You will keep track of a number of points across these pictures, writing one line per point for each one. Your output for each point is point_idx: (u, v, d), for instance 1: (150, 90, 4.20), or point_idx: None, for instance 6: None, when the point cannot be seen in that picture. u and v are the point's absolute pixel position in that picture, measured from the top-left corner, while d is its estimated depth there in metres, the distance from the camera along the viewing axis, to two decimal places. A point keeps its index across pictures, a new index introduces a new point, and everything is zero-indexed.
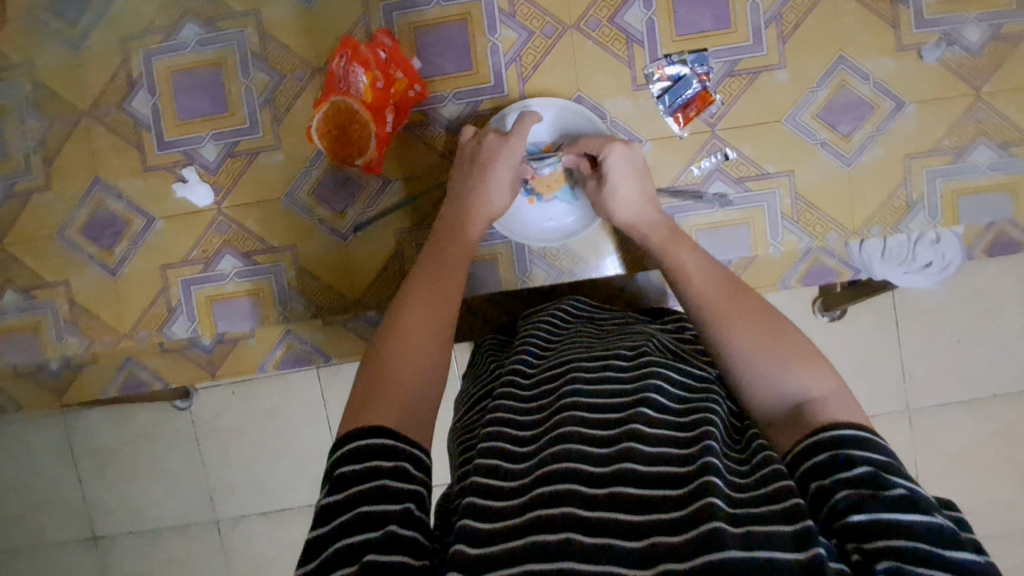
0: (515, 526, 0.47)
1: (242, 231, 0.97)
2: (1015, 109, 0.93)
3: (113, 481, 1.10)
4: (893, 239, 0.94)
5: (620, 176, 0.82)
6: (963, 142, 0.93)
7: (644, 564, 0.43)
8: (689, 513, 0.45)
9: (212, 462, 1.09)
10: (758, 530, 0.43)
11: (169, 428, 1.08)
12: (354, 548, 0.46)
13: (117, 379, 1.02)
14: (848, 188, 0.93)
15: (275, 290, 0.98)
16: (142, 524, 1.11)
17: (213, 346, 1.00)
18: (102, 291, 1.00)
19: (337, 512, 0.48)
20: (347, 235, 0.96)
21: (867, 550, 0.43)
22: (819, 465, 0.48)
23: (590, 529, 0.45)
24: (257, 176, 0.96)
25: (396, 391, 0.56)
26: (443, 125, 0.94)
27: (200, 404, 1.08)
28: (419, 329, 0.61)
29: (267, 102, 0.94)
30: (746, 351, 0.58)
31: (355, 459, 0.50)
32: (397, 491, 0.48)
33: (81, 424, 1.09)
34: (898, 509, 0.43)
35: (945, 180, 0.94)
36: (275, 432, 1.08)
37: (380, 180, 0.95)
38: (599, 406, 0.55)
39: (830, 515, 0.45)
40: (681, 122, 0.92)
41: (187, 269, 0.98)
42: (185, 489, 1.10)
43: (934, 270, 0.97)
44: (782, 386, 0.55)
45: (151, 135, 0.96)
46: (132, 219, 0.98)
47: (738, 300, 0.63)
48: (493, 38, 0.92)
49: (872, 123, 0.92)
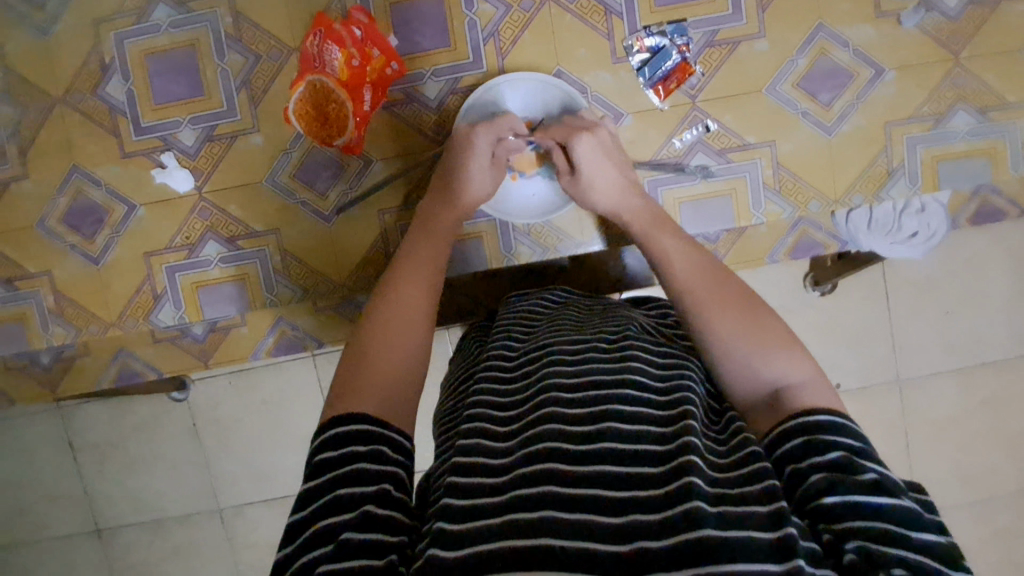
0: (499, 504, 0.47)
1: (224, 216, 0.96)
2: (993, 74, 0.93)
3: (108, 470, 1.11)
4: (878, 210, 0.95)
5: (592, 164, 0.82)
6: (943, 107, 0.93)
7: (619, 540, 0.43)
8: (667, 494, 0.45)
9: (207, 449, 1.09)
10: (733, 510, 0.44)
11: (162, 417, 1.09)
12: (331, 529, 0.46)
13: (110, 369, 1.04)
14: (830, 157, 0.93)
15: (260, 275, 0.98)
16: (139, 512, 1.12)
17: (204, 334, 1.03)
18: (86, 280, 1.00)
19: (317, 496, 0.48)
20: (330, 217, 0.96)
21: (837, 530, 0.43)
22: (793, 449, 0.48)
23: (568, 507, 0.45)
24: (236, 159, 0.95)
25: (379, 379, 0.56)
26: (422, 103, 0.93)
27: (196, 394, 1.07)
28: (414, 299, 0.64)
29: (243, 84, 0.94)
30: (722, 332, 0.59)
31: (334, 444, 0.50)
32: (375, 474, 0.49)
33: (72, 415, 1.10)
34: (869, 492, 0.44)
35: (925, 147, 0.93)
36: (275, 420, 1.08)
37: (361, 160, 0.94)
38: (577, 383, 0.56)
39: (803, 498, 0.46)
40: (661, 94, 0.91)
41: (170, 256, 0.98)
42: (181, 477, 1.10)
43: (919, 240, 0.98)
44: (758, 372, 0.56)
45: (128, 121, 0.95)
46: (113, 206, 0.97)
47: (717, 284, 0.63)
48: (471, 13, 0.91)
49: (853, 90, 0.92)
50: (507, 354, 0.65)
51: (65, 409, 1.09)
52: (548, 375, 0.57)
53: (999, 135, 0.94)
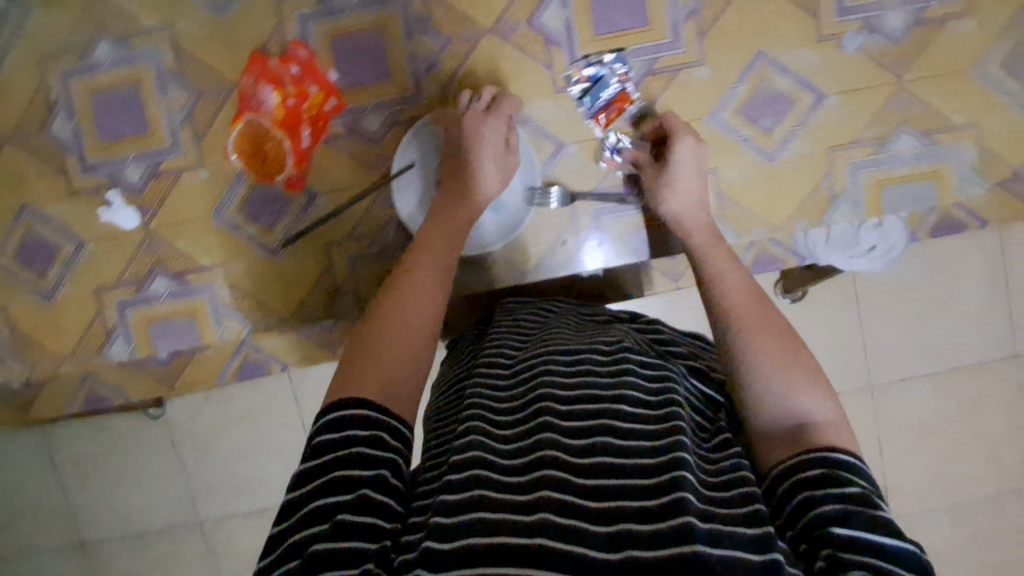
0: (502, 504, 0.50)
1: (171, 251, 0.97)
2: (937, 96, 0.93)
3: (94, 485, 1.14)
4: (837, 227, 0.95)
5: (686, 168, 0.81)
6: (886, 132, 0.93)
7: (609, 547, 0.46)
8: (658, 508, 0.48)
9: (192, 463, 1.14)
10: (724, 529, 0.47)
11: (141, 435, 1.13)
12: (326, 508, 0.50)
13: (81, 392, 1.03)
14: (771, 184, 0.93)
15: (209, 308, 0.98)
16: (124, 526, 1.15)
17: (168, 358, 1.01)
18: (40, 315, 1.00)
19: (314, 476, 0.52)
20: (277, 250, 0.96)
21: (834, 558, 0.47)
22: (816, 478, 0.51)
23: (558, 509, 0.48)
24: (182, 195, 0.95)
25: (386, 367, 0.60)
26: (364, 135, 0.93)
27: (176, 410, 1.12)
28: (418, 307, 0.66)
29: (186, 120, 0.94)
30: (763, 361, 0.61)
31: (334, 429, 0.54)
32: (370, 459, 0.53)
33: (57, 434, 1.12)
34: (877, 530, 0.47)
35: (868, 171, 0.93)
36: (256, 433, 1.13)
37: (306, 195, 0.95)
38: (572, 394, 0.58)
39: (811, 524, 0.49)
40: (602, 123, 0.91)
41: (120, 292, 0.98)
42: (165, 491, 1.14)
43: (877, 254, 0.98)
44: (795, 406, 0.58)
45: (74, 158, 0.96)
46: (63, 242, 0.98)
47: (770, 316, 0.65)
48: (411, 45, 0.91)
49: (793, 117, 0.92)
50: (504, 364, 0.68)
51: (40, 432, 1.12)
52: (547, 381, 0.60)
53: (942, 158, 0.94)
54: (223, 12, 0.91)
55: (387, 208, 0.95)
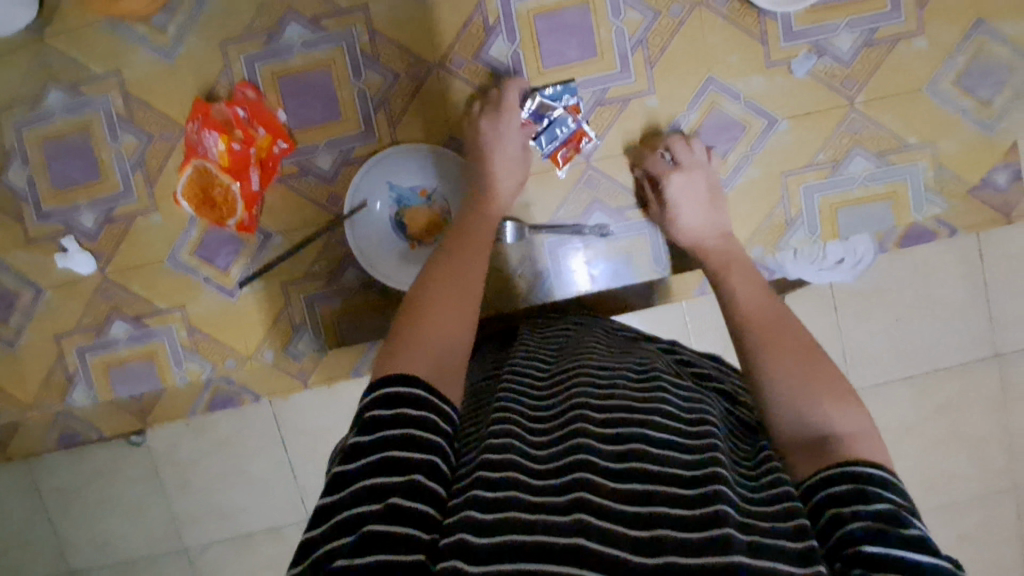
0: (538, 502, 0.44)
1: (129, 295, 0.96)
2: (890, 116, 0.92)
3: (77, 517, 1.07)
4: (804, 246, 0.94)
5: (685, 201, 0.85)
6: (838, 154, 0.92)
7: (647, 553, 0.41)
8: (695, 517, 0.43)
9: (171, 492, 1.06)
10: (766, 541, 0.43)
11: (118, 467, 1.06)
12: (374, 488, 0.45)
13: (52, 433, 1.04)
14: (725, 210, 0.92)
15: (168, 350, 0.98)
16: (107, 560, 1.09)
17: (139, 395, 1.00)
18: (2, 364, 1.00)
19: (365, 452, 0.46)
20: (233, 291, 0.96)
21: None
22: (840, 494, 0.46)
23: (602, 513, 0.43)
24: (137, 239, 0.95)
25: (432, 347, 0.55)
26: (316, 175, 0.93)
27: (154, 439, 1.04)
28: (466, 300, 0.61)
29: (138, 164, 0.94)
30: (786, 379, 0.57)
31: (392, 402, 0.49)
32: (422, 443, 0.47)
33: (36, 467, 1.06)
34: (915, 549, 0.41)
35: (822, 194, 0.93)
36: (233, 461, 1.04)
37: (260, 236, 0.94)
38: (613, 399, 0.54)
39: (840, 541, 0.43)
40: (560, 162, 0.91)
41: (79, 337, 0.98)
42: (146, 523, 1.07)
43: (847, 266, 0.97)
44: (822, 414, 0.54)
45: (29, 207, 0.96)
46: (22, 290, 0.98)
47: (793, 327, 0.63)
48: (358, 84, 0.91)
49: (745, 143, 0.91)
50: (535, 375, 0.63)
51: (18, 465, 1.07)
52: (583, 391, 0.56)
53: (897, 178, 0.93)
54: (170, 57, 0.91)
55: (343, 244, 0.95)
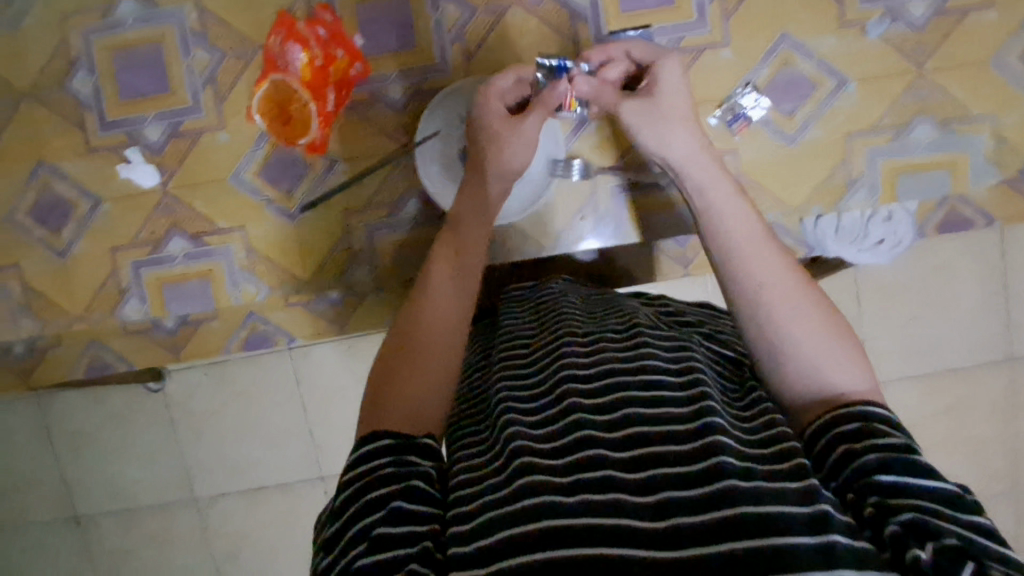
0: (533, 487, 0.46)
1: (189, 212, 0.97)
2: (956, 86, 0.94)
3: (89, 461, 1.11)
4: (848, 218, 0.96)
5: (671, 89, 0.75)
6: (902, 120, 0.94)
7: (653, 517, 0.43)
8: (696, 473, 0.44)
9: (184, 441, 1.11)
10: (767, 487, 0.43)
11: (137, 409, 1.10)
12: (363, 528, 0.47)
13: (82, 360, 1.03)
14: (790, 166, 0.94)
15: (225, 271, 0.98)
16: (118, 503, 1.13)
17: (175, 327, 1.01)
18: (53, 274, 1.00)
19: (347, 505, 0.49)
20: (295, 215, 0.96)
21: (884, 505, 0.43)
22: (852, 432, 0.48)
23: (599, 487, 0.45)
24: (201, 156, 0.95)
25: (412, 394, 0.56)
26: (387, 104, 0.93)
27: (173, 384, 1.08)
28: (427, 345, 0.59)
29: (209, 81, 0.94)
30: (797, 339, 0.55)
31: (359, 464, 0.51)
32: (396, 473, 0.49)
33: (56, 406, 1.09)
34: (922, 475, 0.44)
35: (885, 158, 0.95)
36: (246, 412, 1.09)
37: (326, 160, 0.95)
38: (598, 381, 0.54)
39: (854, 473, 0.45)
40: None
41: (135, 252, 0.98)
42: (157, 470, 1.11)
43: (885, 248, 0.99)
44: (823, 374, 0.53)
45: (94, 116, 0.95)
46: (79, 201, 0.97)
47: (782, 266, 0.60)
48: (437, 15, 0.91)
49: (814, 101, 0.93)
50: (522, 354, 0.64)
51: (36, 400, 1.09)
52: (567, 364, 0.56)
53: (958, 147, 0.95)
54: None
55: (407, 175, 0.95)
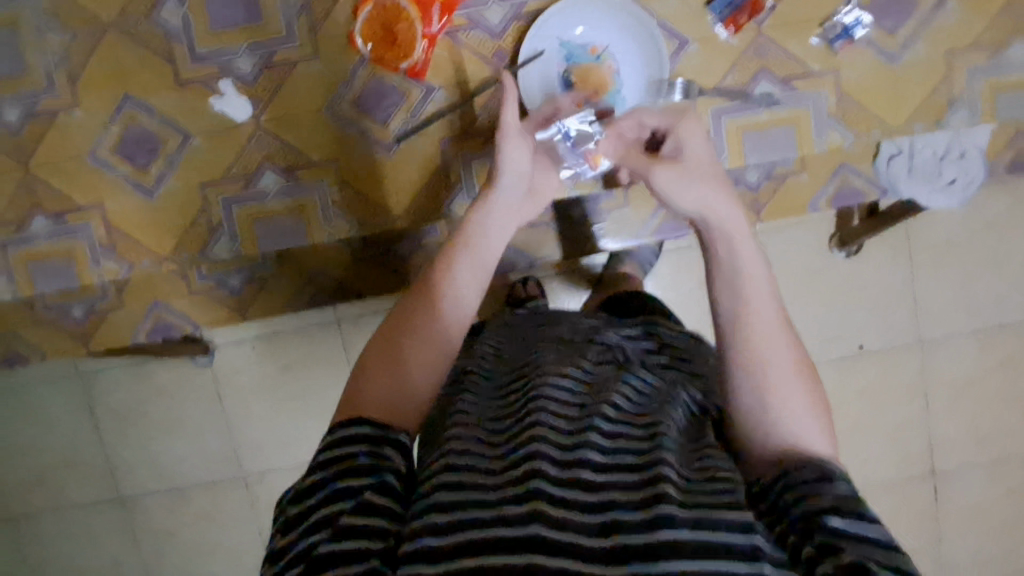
0: (495, 499, 0.47)
1: (281, 146, 0.95)
2: None
3: (136, 439, 1.30)
4: (921, 157, 0.97)
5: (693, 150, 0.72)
6: (1000, 38, 0.93)
7: (603, 534, 0.44)
8: (644, 497, 0.46)
9: (234, 415, 1.30)
10: (708, 516, 0.45)
11: (188, 384, 1.28)
12: (318, 522, 0.47)
13: (145, 323, 1.03)
14: (891, 86, 0.94)
15: (319, 206, 0.97)
16: (167, 481, 1.32)
17: (241, 286, 1.03)
18: (139, 213, 0.98)
19: (307, 495, 0.50)
20: (391, 146, 0.95)
21: (820, 544, 0.45)
22: (804, 480, 0.50)
23: (555, 502, 0.46)
24: (295, 87, 0.94)
25: (381, 391, 0.56)
26: (485, 29, 0.92)
27: (220, 357, 1.27)
28: (375, 411, 0.55)
29: (303, 9, 0.92)
30: (778, 393, 0.56)
31: (334, 447, 0.52)
32: (365, 466, 0.50)
33: (99, 384, 1.27)
34: (865, 524, 0.46)
35: (984, 77, 0.94)
36: (294, 383, 1.29)
37: (424, 87, 0.93)
38: (573, 425, 0.55)
39: (802, 511, 0.47)
40: (731, 28, 0.91)
41: (226, 187, 0.96)
42: (209, 443, 1.31)
43: (957, 186, 1.00)
44: (794, 434, 0.55)
45: (183, 47, 0.93)
46: (167, 136, 0.95)
47: (781, 321, 0.60)
48: None
49: (917, 18, 0.92)
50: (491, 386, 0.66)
51: (71, 381, 1.28)
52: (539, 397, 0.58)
53: None
54: None
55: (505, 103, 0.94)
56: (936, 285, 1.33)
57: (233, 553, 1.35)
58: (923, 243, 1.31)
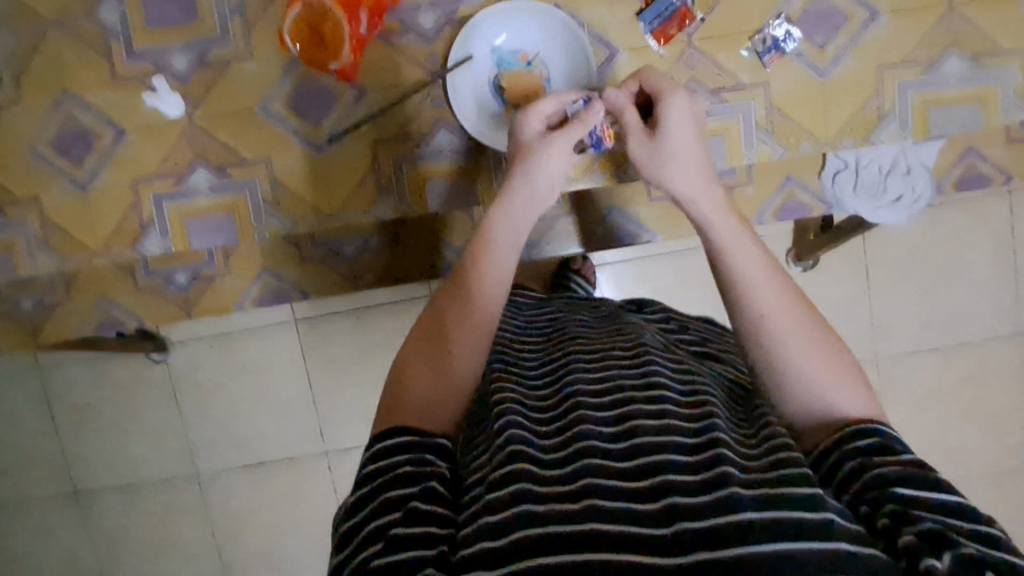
0: (559, 492, 0.50)
1: (215, 144, 0.95)
2: (986, 19, 0.93)
3: (88, 434, 1.29)
4: (865, 172, 0.98)
5: (680, 127, 0.74)
6: (934, 53, 0.93)
7: (659, 523, 0.46)
8: (703, 481, 0.49)
9: (190, 411, 1.29)
10: (776, 495, 0.47)
11: (142, 376, 1.28)
12: (380, 528, 0.51)
13: (93, 316, 1.02)
14: (820, 99, 0.94)
15: (251, 205, 0.97)
16: (122, 480, 1.31)
17: (188, 284, 1.02)
18: (73, 208, 0.98)
19: (368, 499, 0.53)
20: (322, 147, 0.96)
21: (895, 515, 0.47)
22: (866, 447, 0.52)
23: (608, 496, 0.49)
24: (229, 86, 0.94)
25: (423, 390, 0.60)
26: (417, 33, 0.92)
27: (176, 355, 1.27)
28: (418, 420, 0.58)
29: (238, 9, 0.93)
30: (809, 361, 0.58)
31: (380, 458, 0.55)
32: (414, 474, 0.53)
33: (58, 381, 1.27)
34: (936, 488, 0.49)
35: (916, 92, 0.95)
36: (251, 379, 1.28)
37: (356, 89, 0.94)
38: (609, 412, 0.56)
39: (873, 483, 0.50)
40: (661, 39, 0.92)
41: (159, 184, 0.97)
42: (163, 442, 1.30)
43: (905, 203, 1.02)
44: (833, 403, 0.57)
45: (119, 44, 0.94)
46: (102, 132, 0.96)
47: (781, 290, 0.62)
48: None
49: (846, 33, 0.92)
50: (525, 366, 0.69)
51: (21, 378, 1.27)
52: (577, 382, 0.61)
53: (989, 81, 0.95)
54: None
55: (436, 107, 0.95)
56: (894, 300, 1.32)
57: (180, 557, 1.34)
58: (881, 257, 1.30)
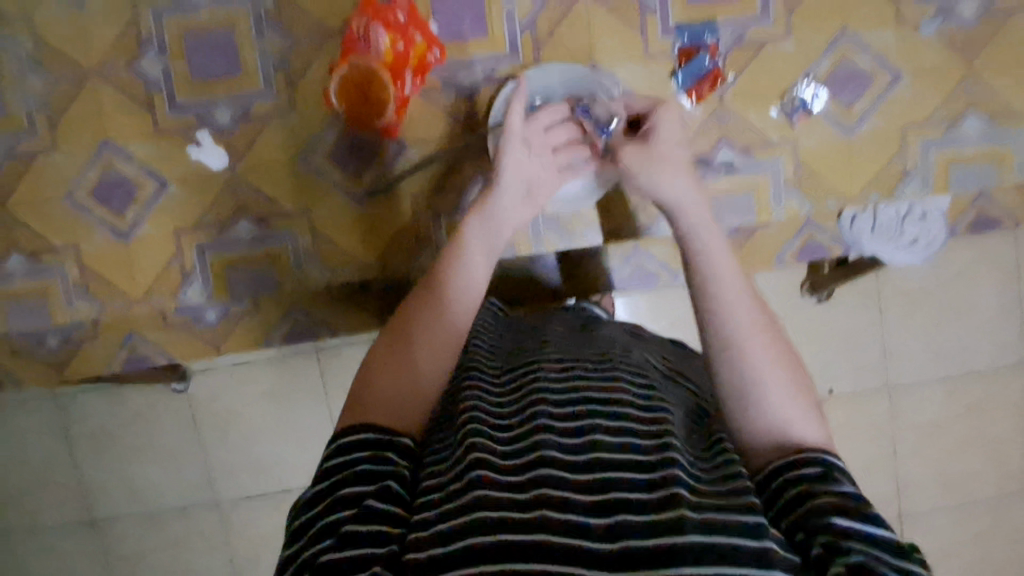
0: (509, 498, 0.47)
1: (256, 195, 0.98)
2: (1003, 82, 0.96)
3: (100, 458, 1.14)
4: (882, 214, 0.99)
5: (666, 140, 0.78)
6: (954, 113, 0.97)
7: (608, 538, 0.44)
8: (658, 498, 0.46)
9: (209, 439, 1.14)
10: (722, 518, 0.45)
11: (156, 408, 1.12)
12: (332, 525, 0.49)
13: (120, 353, 1.04)
14: (845, 155, 0.98)
15: (291, 256, 1.00)
16: (140, 507, 1.17)
17: (217, 320, 1.03)
18: (112, 255, 1.00)
19: (322, 497, 0.51)
20: (362, 199, 0.98)
21: (829, 545, 0.45)
22: (809, 475, 0.51)
23: (558, 505, 0.46)
24: (271, 139, 0.96)
25: (389, 391, 0.58)
26: (457, 91, 0.95)
27: (195, 385, 1.10)
28: (380, 418, 0.56)
29: (281, 64, 0.95)
30: (775, 380, 0.58)
31: (340, 453, 0.53)
32: (372, 472, 0.51)
33: (69, 405, 1.12)
34: (871, 522, 0.47)
35: (937, 149, 0.98)
36: (275, 410, 1.12)
37: (397, 143, 0.97)
38: (573, 419, 0.54)
39: (809, 512, 0.48)
40: (693, 98, 0.95)
41: (201, 234, 0.99)
42: (180, 468, 1.15)
43: (919, 246, 1.01)
44: (791, 427, 0.56)
45: (161, 96, 0.96)
46: (144, 182, 0.98)
47: (749, 308, 0.62)
48: (509, 5, 0.93)
49: (871, 93, 0.96)
50: (491, 374, 0.67)
51: None
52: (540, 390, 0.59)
53: (1006, 141, 0.98)
54: None
55: (473, 161, 0.97)
56: None
57: None
58: None
